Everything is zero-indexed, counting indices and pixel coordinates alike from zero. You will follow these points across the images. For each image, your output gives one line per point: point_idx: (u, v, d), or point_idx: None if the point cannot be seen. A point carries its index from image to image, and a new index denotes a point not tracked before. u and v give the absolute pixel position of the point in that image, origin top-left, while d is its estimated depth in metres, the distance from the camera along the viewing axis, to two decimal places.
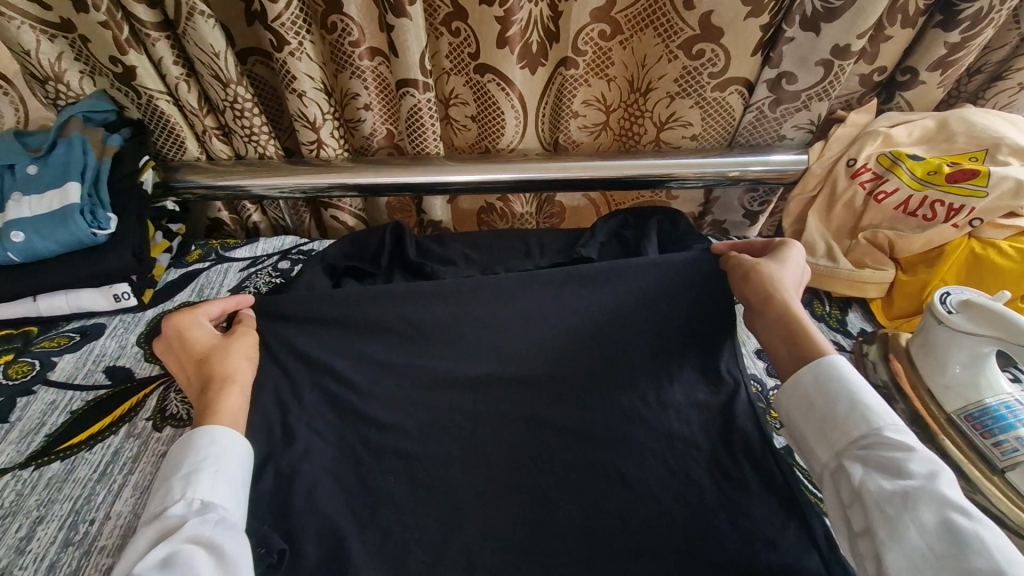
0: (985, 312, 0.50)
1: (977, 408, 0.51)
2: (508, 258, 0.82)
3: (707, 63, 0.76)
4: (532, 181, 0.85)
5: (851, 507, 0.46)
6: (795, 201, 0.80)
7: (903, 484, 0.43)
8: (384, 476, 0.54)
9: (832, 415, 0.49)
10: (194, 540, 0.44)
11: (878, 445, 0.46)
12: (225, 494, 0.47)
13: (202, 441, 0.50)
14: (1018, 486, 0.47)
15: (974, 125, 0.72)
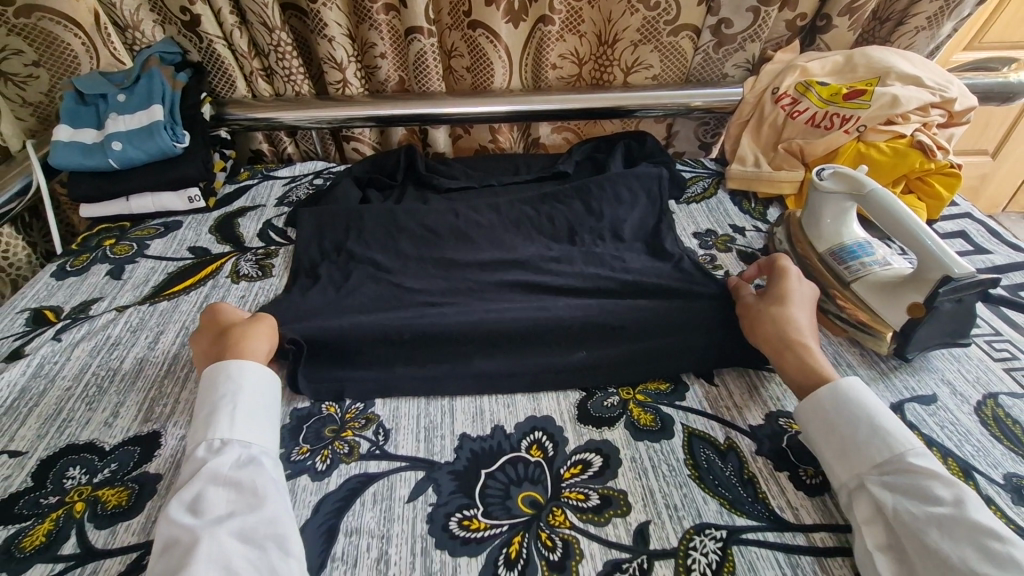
0: (848, 177, 0.68)
1: (838, 248, 0.70)
2: (501, 173, 1.01)
3: (662, 14, 0.95)
4: (519, 113, 1.03)
5: (874, 528, 0.46)
6: (735, 125, 0.99)
7: (934, 511, 0.44)
8: (404, 307, 0.72)
9: (856, 438, 0.50)
10: (219, 471, 0.49)
11: (903, 471, 0.47)
12: (244, 429, 0.53)
13: (224, 382, 0.55)
14: (857, 294, 0.66)
15: (871, 59, 0.90)
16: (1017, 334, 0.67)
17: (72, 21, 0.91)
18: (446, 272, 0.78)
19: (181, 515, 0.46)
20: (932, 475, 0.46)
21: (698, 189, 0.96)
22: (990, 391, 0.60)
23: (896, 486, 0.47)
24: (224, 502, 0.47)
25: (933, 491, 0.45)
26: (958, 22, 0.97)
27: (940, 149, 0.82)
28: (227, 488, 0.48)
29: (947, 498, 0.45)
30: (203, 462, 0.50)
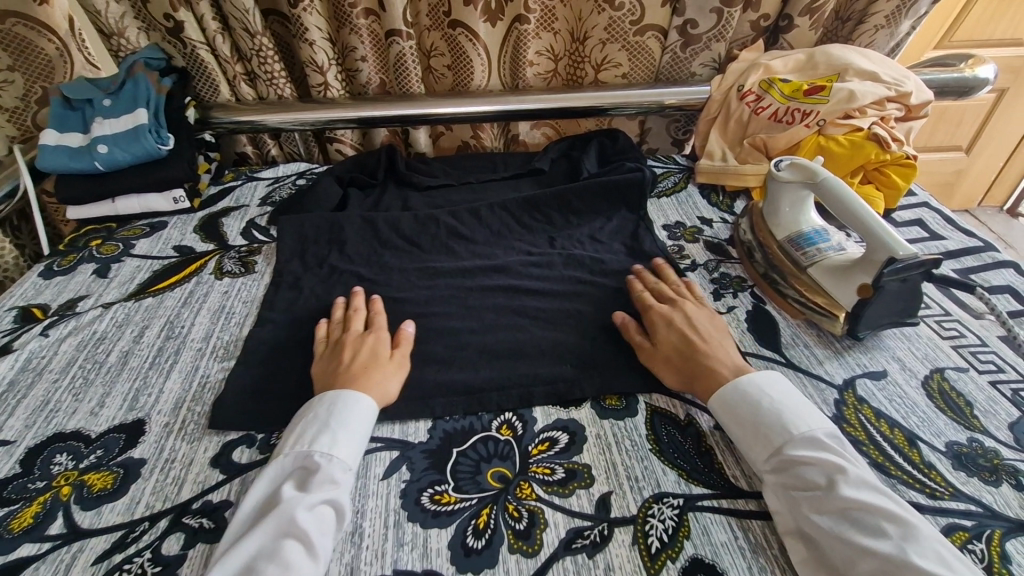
0: (805, 168, 0.72)
1: (796, 235, 0.73)
2: (479, 172, 1.04)
3: (627, 15, 0.99)
4: (496, 114, 1.07)
5: (774, 518, 0.49)
6: (703, 123, 1.04)
7: (814, 497, 0.48)
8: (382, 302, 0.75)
9: (746, 432, 0.54)
10: (325, 496, 0.49)
11: (785, 461, 0.51)
12: (352, 459, 0.53)
13: (340, 404, 0.56)
14: (816, 279, 0.69)
15: (831, 56, 0.95)
16: (964, 313, 0.70)
17: (43, 26, 0.92)
18: (425, 266, 0.82)
19: (288, 524, 0.47)
20: (810, 460, 0.50)
21: (669, 184, 1.00)
22: (935, 366, 0.63)
23: (782, 475, 0.50)
24: (326, 526, 0.48)
25: (812, 474, 0.49)
26: (915, 20, 1.01)
27: (896, 141, 0.86)
28: (327, 512, 0.49)
29: (822, 482, 0.48)
30: (306, 476, 0.51)
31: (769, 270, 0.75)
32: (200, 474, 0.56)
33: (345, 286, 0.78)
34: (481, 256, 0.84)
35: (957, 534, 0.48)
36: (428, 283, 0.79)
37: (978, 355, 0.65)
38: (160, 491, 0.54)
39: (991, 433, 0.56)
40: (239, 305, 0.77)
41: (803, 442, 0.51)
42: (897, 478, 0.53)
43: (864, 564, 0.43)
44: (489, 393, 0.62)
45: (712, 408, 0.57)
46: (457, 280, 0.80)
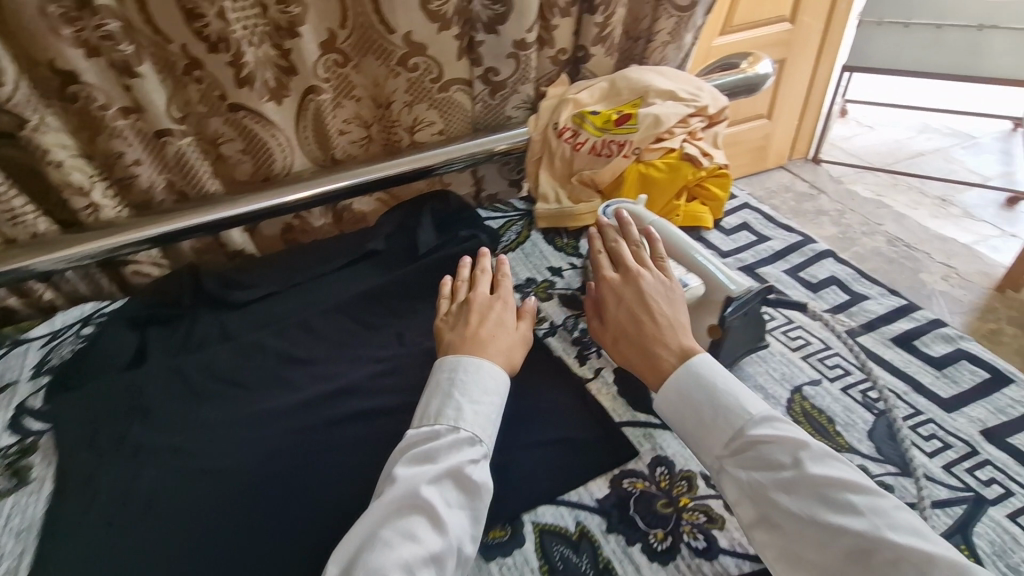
0: (630, 213, 0.74)
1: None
2: (305, 268, 0.91)
3: (425, 73, 0.93)
4: (315, 197, 0.96)
5: (741, 505, 0.52)
6: (529, 164, 1.01)
7: (783, 479, 0.50)
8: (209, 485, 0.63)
9: (704, 419, 0.55)
10: (455, 460, 0.53)
11: (744, 445, 0.53)
12: (487, 428, 0.57)
13: (460, 371, 0.60)
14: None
15: (631, 81, 0.96)
16: (803, 317, 0.72)
17: None
18: (257, 414, 0.69)
19: (404, 500, 0.51)
20: (771, 445, 0.52)
21: (512, 236, 0.96)
22: (794, 383, 0.64)
23: (745, 463, 0.52)
24: (450, 495, 0.52)
25: (775, 457, 0.51)
26: (695, 32, 1.07)
27: (707, 156, 0.88)
28: (448, 477, 0.53)
29: (787, 461, 0.51)
30: (420, 455, 0.54)
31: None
32: None
33: (157, 470, 0.64)
34: (323, 377, 0.74)
35: None
36: (263, 434, 0.67)
37: (825, 361, 0.66)
38: None
39: (856, 449, 0.57)
40: (14, 538, 0.60)
41: (757, 421, 0.53)
42: None
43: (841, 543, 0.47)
44: None
45: (658, 388, 0.58)
46: (298, 420, 0.69)
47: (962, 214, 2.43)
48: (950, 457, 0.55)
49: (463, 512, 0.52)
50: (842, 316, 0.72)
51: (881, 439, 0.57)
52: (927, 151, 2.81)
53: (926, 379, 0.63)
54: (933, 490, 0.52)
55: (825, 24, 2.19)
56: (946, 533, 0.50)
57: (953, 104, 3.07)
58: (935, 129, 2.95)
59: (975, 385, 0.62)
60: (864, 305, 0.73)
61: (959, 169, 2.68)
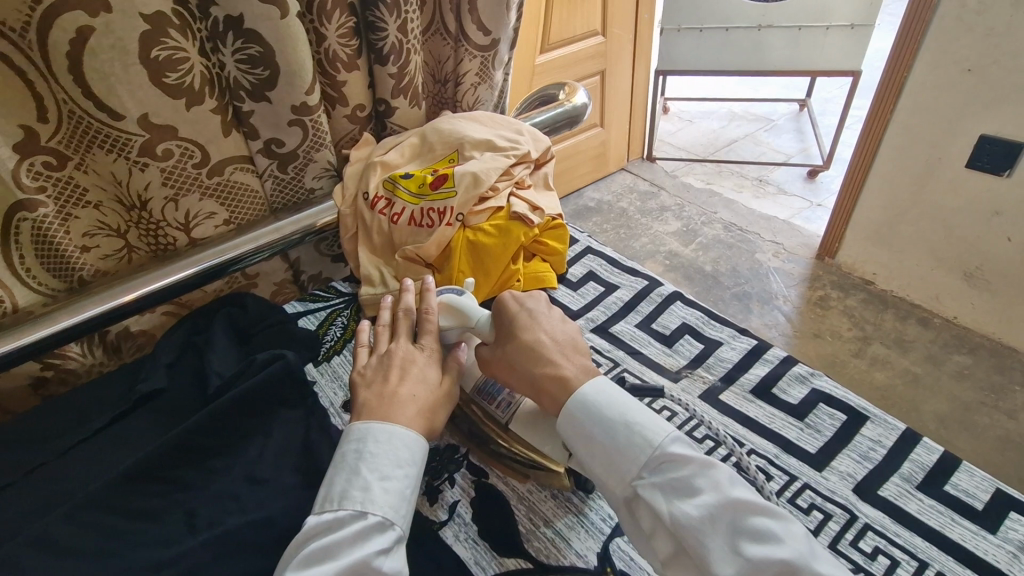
0: (454, 304, 0.69)
1: (481, 384, 0.70)
2: (61, 435, 0.70)
3: (183, 159, 0.75)
4: (57, 337, 0.70)
5: (657, 534, 0.54)
6: (346, 241, 0.86)
7: (702, 505, 0.52)
8: None
9: (617, 448, 0.56)
10: (366, 562, 0.50)
11: (665, 468, 0.54)
12: (400, 509, 0.54)
13: (369, 442, 0.56)
14: (519, 434, 0.66)
15: (442, 134, 0.86)
16: (665, 380, 0.68)
17: None
18: None
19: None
20: (693, 468, 0.54)
21: (334, 334, 0.83)
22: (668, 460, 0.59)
23: (662, 486, 0.53)
24: None
25: (697, 481, 0.53)
26: (503, 69, 1.00)
27: (537, 209, 0.80)
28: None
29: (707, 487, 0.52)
30: (326, 545, 0.51)
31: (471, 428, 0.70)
32: None
33: None
34: None
35: None
36: None
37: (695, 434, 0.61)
38: None
39: None
40: None
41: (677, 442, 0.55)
42: None
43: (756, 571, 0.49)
44: None
45: (566, 413, 0.59)
46: None
47: (776, 191, 2.71)
48: (836, 528, 0.55)
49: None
50: (701, 370, 0.69)
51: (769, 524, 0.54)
52: (738, 137, 3.11)
53: (793, 434, 0.63)
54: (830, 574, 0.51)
55: (633, 34, 2.30)
56: None
57: (750, 92, 3.45)
58: (741, 116, 3.28)
59: (837, 432, 0.64)
60: (719, 354, 0.72)
61: (766, 150, 2.99)
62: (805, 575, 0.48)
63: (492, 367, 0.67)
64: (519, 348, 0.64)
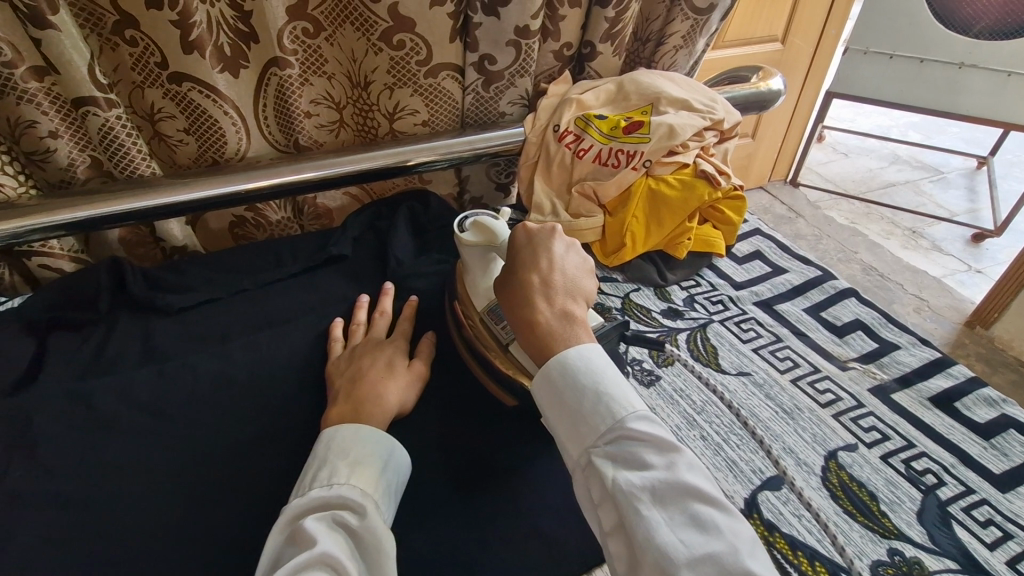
0: (483, 226, 0.65)
1: (489, 305, 0.64)
2: (256, 271, 0.78)
3: (411, 53, 0.81)
4: (278, 188, 0.81)
5: (604, 507, 0.46)
6: (523, 169, 0.87)
7: (648, 479, 0.44)
8: (121, 550, 0.51)
9: (580, 410, 0.48)
10: (356, 522, 0.47)
11: (622, 438, 0.46)
12: (383, 493, 0.51)
13: (337, 438, 0.53)
14: (517, 357, 0.61)
15: (641, 84, 0.85)
16: (831, 366, 0.64)
17: None
18: (190, 465, 0.58)
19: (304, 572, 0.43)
20: (654, 446, 0.46)
21: None
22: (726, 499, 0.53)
23: (615, 456, 0.46)
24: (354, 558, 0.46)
25: (650, 457, 0.45)
26: (709, 37, 0.98)
27: (723, 174, 0.79)
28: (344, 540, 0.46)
29: (658, 463, 0.44)
30: (319, 509, 0.48)
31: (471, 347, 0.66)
32: None
33: (55, 523, 0.53)
34: (267, 411, 0.62)
35: None
36: (187, 484, 0.56)
37: (861, 421, 0.58)
38: None
39: (907, 534, 0.48)
40: None
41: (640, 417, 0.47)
42: None
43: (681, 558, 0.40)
44: None
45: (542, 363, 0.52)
46: (231, 468, 0.58)
47: (928, 246, 2.47)
48: (1012, 550, 0.48)
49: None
50: (873, 367, 0.64)
51: (933, 525, 0.49)
52: (897, 182, 2.86)
53: (973, 449, 0.55)
54: None
55: (814, 48, 2.18)
56: None
57: (922, 137, 3.15)
58: (906, 160, 3.01)
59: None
60: (896, 355, 0.65)
61: (927, 202, 2.73)
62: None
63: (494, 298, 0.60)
64: (518, 279, 0.57)
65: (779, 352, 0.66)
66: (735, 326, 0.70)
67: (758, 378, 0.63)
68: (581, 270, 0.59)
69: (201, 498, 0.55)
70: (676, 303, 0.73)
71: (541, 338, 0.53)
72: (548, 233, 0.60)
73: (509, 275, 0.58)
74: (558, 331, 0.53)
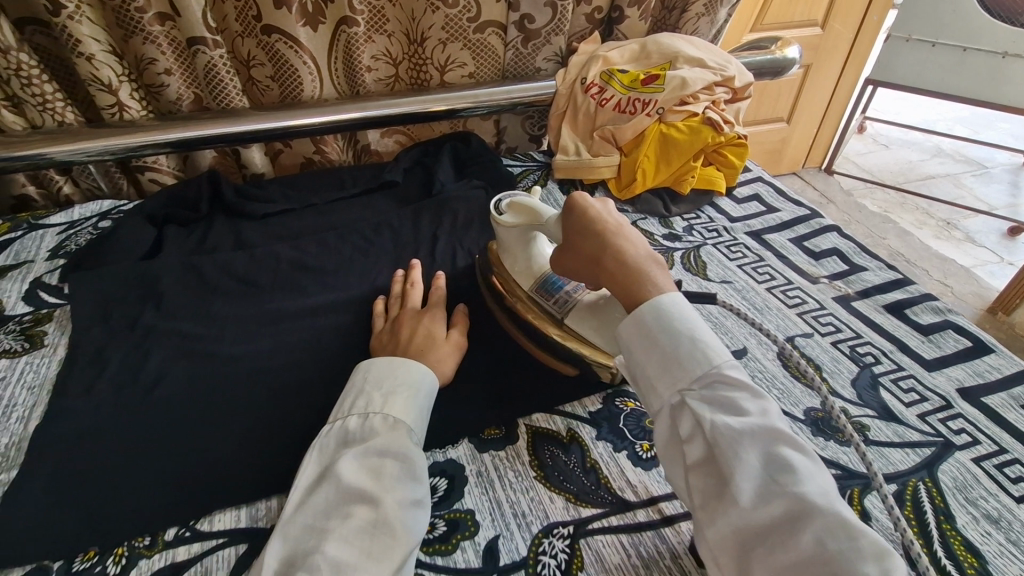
0: (521, 206, 0.62)
1: (539, 280, 0.62)
2: (323, 191, 0.93)
3: (463, 11, 0.95)
4: (340, 124, 0.95)
5: (691, 443, 0.45)
6: (553, 119, 1.00)
7: (745, 422, 0.43)
8: (218, 372, 0.62)
9: (674, 351, 0.47)
10: (387, 444, 0.49)
11: (716, 382, 0.46)
12: (416, 419, 0.51)
13: (371, 369, 0.55)
14: (576, 330, 0.58)
15: (662, 45, 0.95)
16: (803, 280, 0.75)
17: None
18: (273, 319, 0.69)
19: (338, 489, 0.46)
20: (746, 391, 0.46)
21: (529, 183, 0.98)
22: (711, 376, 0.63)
23: (711, 398, 0.45)
24: (388, 472, 0.47)
25: (744, 402, 0.45)
26: (729, 8, 1.08)
27: (728, 123, 0.90)
28: (377, 459, 0.48)
29: (754, 409, 0.44)
30: (358, 440, 0.50)
31: (526, 328, 0.62)
32: None
33: (166, 348, 0.64)
34: (335, 287, 0.74)
35: None
36: (272, 330, 0.67)
37: (819, 318, 0.69)
38: None
39: (839, 393, 0.59)
40: (24, 393, 0.60)
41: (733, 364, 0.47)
42: None
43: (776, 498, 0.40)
44: None
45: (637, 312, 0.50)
46: (305, 323, 0.68)
47: (962, 238, 2.47)
48: (925, 407, 0.58)
49: (402, 492, 0.46)
50: (840, 282, 0.75)
51: (863, 388, 0.60)
52: (936, 174, 2.84)
53: (912, 341, 0.66)
54: (903, 434, 0.55)
55: (855, 34, 2.19)
56: (911, 468, 0.52)
57: (969, 132, 3.09)
58: (948, 154, 2.98)
59: (958, 350, 0.64)
60: (862, 275, 0.75)
61: (965, 195, 2.71)
62: (828, 521, 0.38)
63: (563, 260, 0.59)
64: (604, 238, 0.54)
65: (761, 268, 0.77)
66: (725, 248, 0.81)
67: (738, 285, 0.74)
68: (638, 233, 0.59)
69: (281, 340, 0.66)
70: (677, 230, 0.86)
71: (627, 283, 0.52)
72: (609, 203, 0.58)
73: (591, 238, 0.55)
74: (643, 271, 0.52)
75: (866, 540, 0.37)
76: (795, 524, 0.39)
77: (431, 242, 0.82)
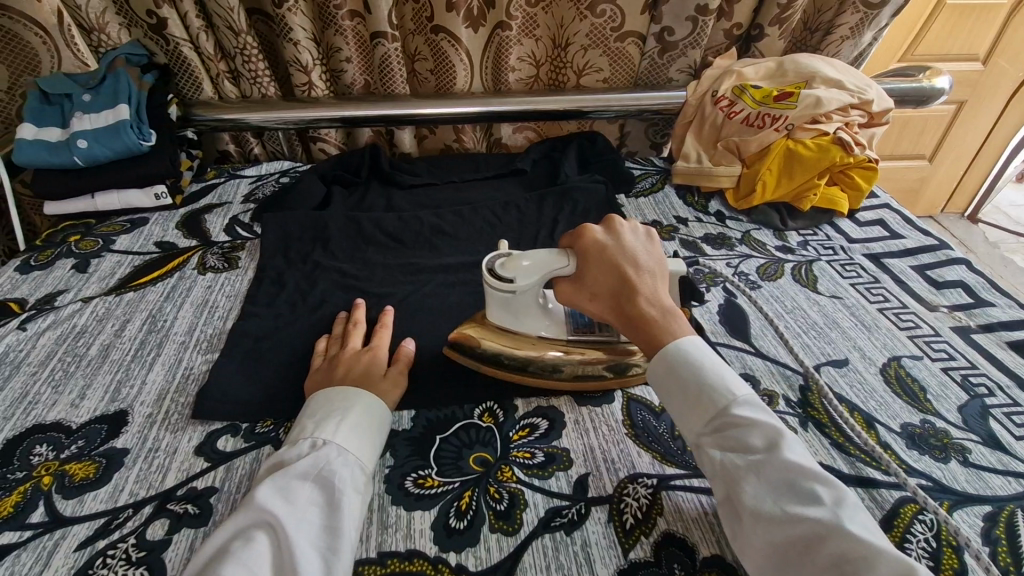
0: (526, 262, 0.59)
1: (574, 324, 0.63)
2: (460, 171, 1.05)
3: (609, 21, 1.03)
4: (483, 115, 1.07)
5: (715, 482, 0.48)
6: (679, 126, 1.04)
7: (751, 459, 0.45)
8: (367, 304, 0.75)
9: (688, 396, 0.50)
10: (311, 467, 0.49)
11: (726, 424, 0.48)
12: (351, 444, 0.51)
13: (313, 402, 0.55)
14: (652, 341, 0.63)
15: (801, 64, 0.95)
16: (920, 306, 0.74)
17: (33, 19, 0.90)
18: (413, 270, 0.81)
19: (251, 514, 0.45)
20: (755, 425, 0.47)
21: (647, 184, 1.03)
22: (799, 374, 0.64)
23: (723, 442, 0.48)
24: (311, 497, 0.47)
25: (752, 439, 0.46)
26: (877, 31, 1.07)
27: (860, 145, 0.90)
28: (305, 482, 0.48)
29: (759, 445, 0.46)
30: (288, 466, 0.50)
31: (582, 368, 0.61)
32: (183, 462, 0.57)
33: (328, 281, 0.78)
34: (465, 252, 0.84)
35: (909, 509, 0.51)
36: (411, 279, 0.79)
37: (932, 344, 0.68)
38: (144, 479, 0.55)
39: (942, 415, 0.60)
40: (223, 299, 0.77)
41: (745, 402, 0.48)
42: (856, 457, 0.56)
43: (790, 526, 0.41)
44: (475, 382, 0.64)
45: (660, 375, 0.52)
46: (438, 277, 0.80)
47: None
48: None
49: (314, 521, 0.46)
50: (961, 314, 0.73)
51: (970, 414, 0.60)
52: None
53: None
54: (1007, 463, 0.55)
55: None
56: (1012, 495, 0.52)
57: None
58: None
59: None
60: (988, 310, 0.74)
61: None
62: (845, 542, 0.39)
63: (576, 302, 0.59)
64: (620, 283, 0.56)
65: (875, 289, 0.77)
66: (839, 266, 0.82)
67: (850, 302, 0.75)
68: (655, 244, 0.61)
69: (418, 288, 0.78)
70: (792, 243, 0.87)
71: (646, 329, 0.54)
72: (615, 231, 0.60)
73: (609, 282, 0.57)
74: (657, 317, 0.54)
75: (884, 557, 0.38)
76: (810, 545, 0.41)
77: (552, 225, 0.90)
